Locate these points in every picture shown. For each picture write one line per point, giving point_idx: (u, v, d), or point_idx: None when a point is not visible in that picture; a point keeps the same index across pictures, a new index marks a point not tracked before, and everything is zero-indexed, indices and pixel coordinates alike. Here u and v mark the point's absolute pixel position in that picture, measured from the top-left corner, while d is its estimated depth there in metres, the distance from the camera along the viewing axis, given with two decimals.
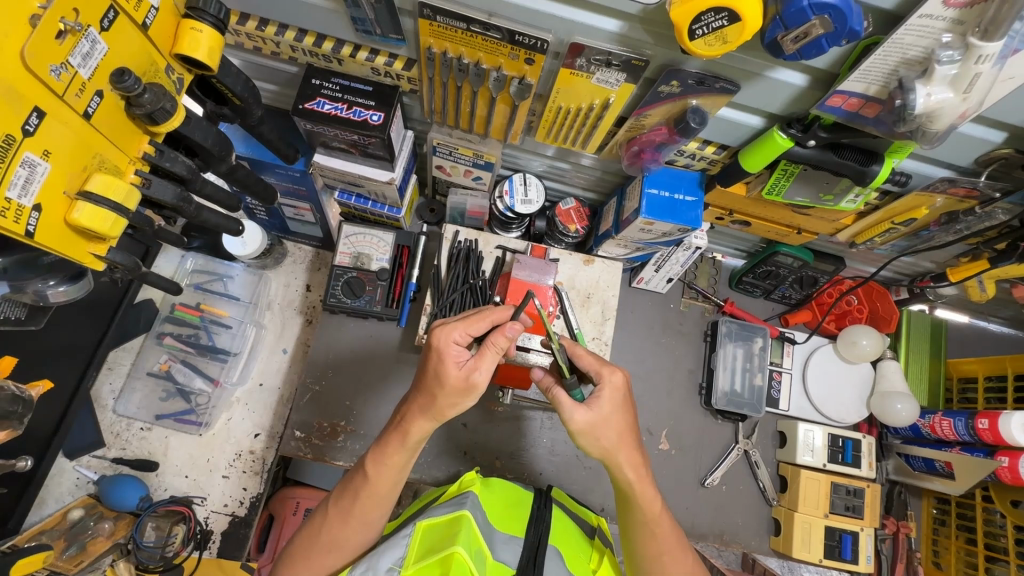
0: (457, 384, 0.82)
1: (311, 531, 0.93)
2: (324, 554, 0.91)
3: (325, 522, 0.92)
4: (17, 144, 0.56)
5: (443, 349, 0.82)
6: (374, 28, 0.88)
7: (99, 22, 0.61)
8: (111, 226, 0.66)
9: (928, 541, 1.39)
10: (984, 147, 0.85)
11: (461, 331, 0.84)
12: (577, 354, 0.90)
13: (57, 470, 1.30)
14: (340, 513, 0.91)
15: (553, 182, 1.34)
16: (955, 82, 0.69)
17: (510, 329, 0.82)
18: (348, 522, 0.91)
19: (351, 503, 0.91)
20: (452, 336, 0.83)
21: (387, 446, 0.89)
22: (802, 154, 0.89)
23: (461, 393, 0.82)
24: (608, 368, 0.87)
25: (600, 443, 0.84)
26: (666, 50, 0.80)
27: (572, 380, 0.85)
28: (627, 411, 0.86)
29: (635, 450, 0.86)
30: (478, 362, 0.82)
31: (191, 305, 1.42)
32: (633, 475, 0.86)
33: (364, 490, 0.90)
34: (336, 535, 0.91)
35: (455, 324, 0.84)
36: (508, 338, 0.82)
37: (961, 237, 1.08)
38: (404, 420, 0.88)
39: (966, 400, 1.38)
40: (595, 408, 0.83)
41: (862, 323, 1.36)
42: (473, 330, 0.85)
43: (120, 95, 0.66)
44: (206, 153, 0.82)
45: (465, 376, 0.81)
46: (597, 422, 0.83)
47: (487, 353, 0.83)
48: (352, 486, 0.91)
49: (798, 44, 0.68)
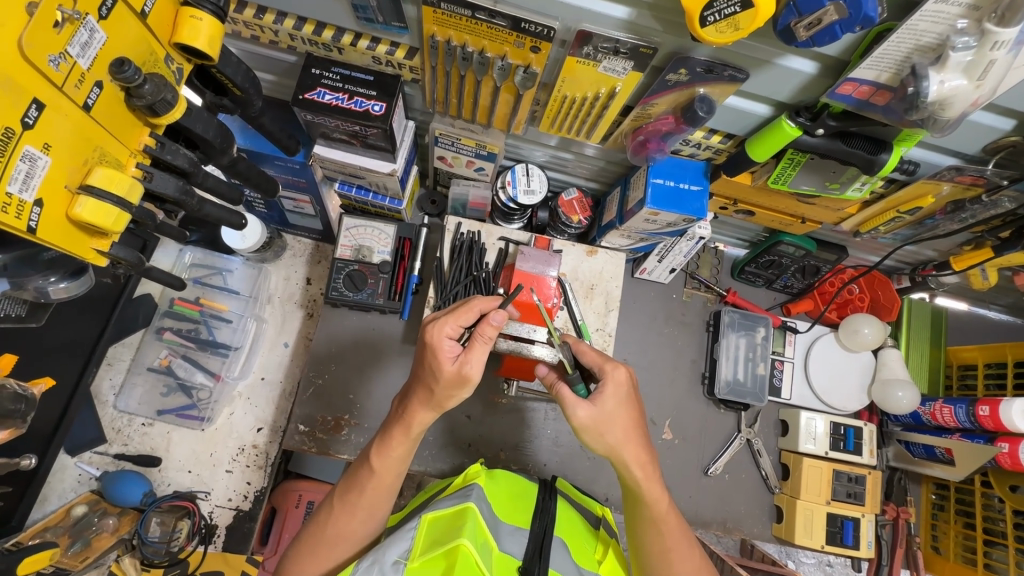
0: (452, 378, 0.80)
1: (318, 524, 0.93)
2: (331, 547, 0.91)
3: (331, 515, 0.92)
4: (16, 137, 0.55)
5: (436, 345, 0.81)
6: (376, 15, 0.86)
7: (97, 10, 0.60)
8: (114, 221, 0.64)
9: (927, 526, 1.41)
10: (993, 135, 0.84)
11: (453, 324, 0.83)
12: (581, 349, 0.90)
13: (59, 467, 1.30)
14: (345, 505, 0.91)
15: (555, 172, 1.33)
16: (969, 70, 0.68)
17: (496, 317, 0.81)
18: (354, 514, 0.90)
19: (357, 496, 0.90)
20: (445, 331, 0.82)
21: (393, 440, 0.88)
22: (810, 143, 0.88)
23: (456, 385, 0.81)
24: (611, 363, 0.86)
25: (605, 440, 0.83)
26: (675, 38, 0.78)
27: (575, 376, 0.87)
28: (633, 406, 0.85)
29: (639, 444, 0.86)
30: (467, 354, 0.81)
31: (190, 300, 1.40)
32: (640, 472, 0.86)
33: (371, 482, 0.90)
34: (343, 527, 0.91)
35: (445, 318, 0.83)
36: (495, 327, 0.81)
37: (966, 225, 1.08)
38: (406, 411, 0.87)
39: (966, 387, 1.39)
40: (599, 404, 0.83)
41: (863, 312, 1.37)
42: (464, 322, 0.83)
43: (119, 86, 0.64)
44: (207, 146, 0.80)
45: (458, 369, 0.80)
46: (600, 419, 0.82)
47: (476, 345, 0.81)
48: (358, 480, 0.91)
49: (811, 31, 0.67)
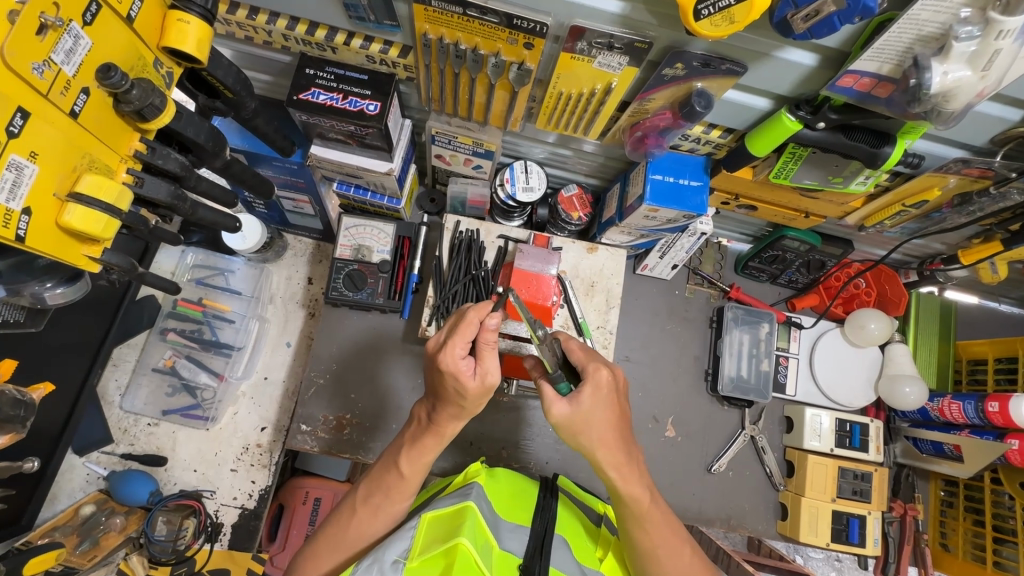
0: (477, 391, 0.80)
1: (339, 526, 0.93)
2: (351, 546, 0.92)
3: (353, 518, 0.92)
4: (2, 147, 0.55)
5: (455, 370, 0.78)
6: (367, 14, 0.85)
7: (81, 16, 0.59)
8: (103, 228, 0.64)
9: (936, 522, 1.39)
10: (1000, 126, 0.82)
11: (462, 344, 0.79)
12: (570, 347, 0.89)
13: (67, 467, 1.32)
14: (369, 508, 0.92)
15: (555, 168, 1.32)
16: (974, 60, 0.66)
17: (492, 321, 0.78)
18: (377, 516, 0.92)
19: (381, 500, 0.92)
20: (456, 352, 0.79)
21: (424, 447, 0.90)
22: (812, 138, 0.86)
23: (483, 395, 0.82)
24: (595, 363, 0.85)
25: (580, 441, 0.84)
26: (671, 32, 0.77)
27: (557, 373, 0.83)
28: (612, 406, 0.84)
29: (617, 444, 0.85)
30: (482, 365, 0.80)
31: (193, 301, 1.42)
32: (616, 474, 0.86)
33: (397, 485, 0.91)
34: (364, 528, 0.92)
35: (451, 340, 0.79)
36: (494, 331, 0.78)
37: (974, 219, 1.05)
38: (436, 421, 0.88)
39: (976, 382, 1.36)
40: (576, 403, 0.82)
41: (870, 307, 1.35)
42: (469, 337, 0.79)
43: (107, 91, 0.64)
44: (200, 150, 0.80)
45: (482, 382, 0.80)
46: (577, 418, 0.82)
47: (484, 354, 0.79)
48: (384, 483, 0.92)
49: (808, 22, 0.65)
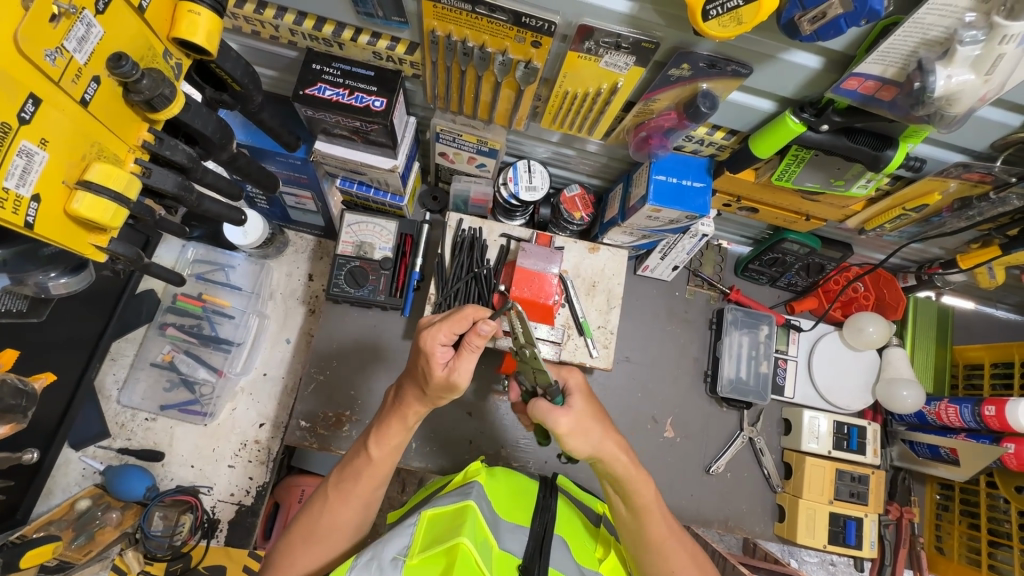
0: (440, 383, 0.81)
1: (311, 515, 0.92)
2: (327, 539, 0.90)
3: (325, 506, 0.91)
4: (13, 132, 0.55)
5: (429, 352, 0.81)
6: (375, 10, 0.85)
7: (94, 5, 0.60)
8: (111, 217, 0.64)
9: (931, 525, 1.40)
10: (1002, 131, 0.83)
11: (446, 331, 0.82)
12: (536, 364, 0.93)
13: (63, 461, 1.31)
14: (340, 493, 0.91)
15: (558, 169, 1.33)
16: (977, 64, 0.67)
17: (484, 328, 0.77)
18: (348, 501, 0.90)
19: (351, 484, 0.91)
20: (437, 338, 0.82)
21: (389, 430, 0.90)
22: (813, 139, 0.87)
23: (445, 389, 0.82)
24: (564, 369, 0.92)
25: (587, 435, 0.84)
26: (677, 32, 0.77)
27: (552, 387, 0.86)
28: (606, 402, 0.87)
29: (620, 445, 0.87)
30: (456, 362, 0.80)
31: (193, 295, 1.41)
32: (623, 463, 0.86)
33: (367, 470, 0.90)
34: (337, 517, 0.90)
35: (438, 324, 0.82)
36: (484, 337, 0.78)
37: (972, 223, 1.07)
38: (402, 402, 0.90)
39: (972, 386, 1.38)
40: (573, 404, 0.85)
41: (868, 310, 1.37)
42: (457, 330, 0.82)
43: (117, 81, 0.64)
44: (207, 142, 0.80)
45: (446, 375, 0.80)
46: (579, 418, 0.85)
47: (464, 353, 0.80)
48: (353, 468, 0.92)
49: (815, 25, 0.66)
